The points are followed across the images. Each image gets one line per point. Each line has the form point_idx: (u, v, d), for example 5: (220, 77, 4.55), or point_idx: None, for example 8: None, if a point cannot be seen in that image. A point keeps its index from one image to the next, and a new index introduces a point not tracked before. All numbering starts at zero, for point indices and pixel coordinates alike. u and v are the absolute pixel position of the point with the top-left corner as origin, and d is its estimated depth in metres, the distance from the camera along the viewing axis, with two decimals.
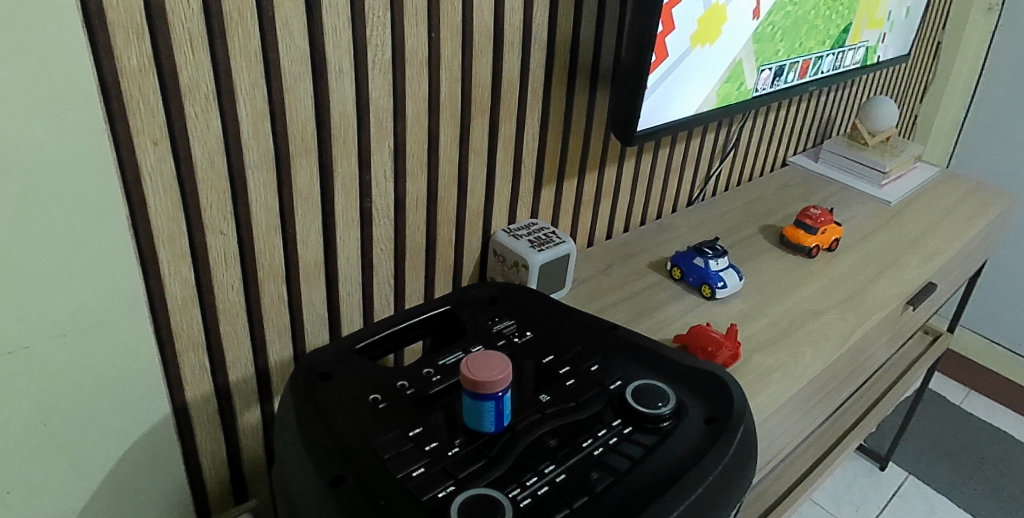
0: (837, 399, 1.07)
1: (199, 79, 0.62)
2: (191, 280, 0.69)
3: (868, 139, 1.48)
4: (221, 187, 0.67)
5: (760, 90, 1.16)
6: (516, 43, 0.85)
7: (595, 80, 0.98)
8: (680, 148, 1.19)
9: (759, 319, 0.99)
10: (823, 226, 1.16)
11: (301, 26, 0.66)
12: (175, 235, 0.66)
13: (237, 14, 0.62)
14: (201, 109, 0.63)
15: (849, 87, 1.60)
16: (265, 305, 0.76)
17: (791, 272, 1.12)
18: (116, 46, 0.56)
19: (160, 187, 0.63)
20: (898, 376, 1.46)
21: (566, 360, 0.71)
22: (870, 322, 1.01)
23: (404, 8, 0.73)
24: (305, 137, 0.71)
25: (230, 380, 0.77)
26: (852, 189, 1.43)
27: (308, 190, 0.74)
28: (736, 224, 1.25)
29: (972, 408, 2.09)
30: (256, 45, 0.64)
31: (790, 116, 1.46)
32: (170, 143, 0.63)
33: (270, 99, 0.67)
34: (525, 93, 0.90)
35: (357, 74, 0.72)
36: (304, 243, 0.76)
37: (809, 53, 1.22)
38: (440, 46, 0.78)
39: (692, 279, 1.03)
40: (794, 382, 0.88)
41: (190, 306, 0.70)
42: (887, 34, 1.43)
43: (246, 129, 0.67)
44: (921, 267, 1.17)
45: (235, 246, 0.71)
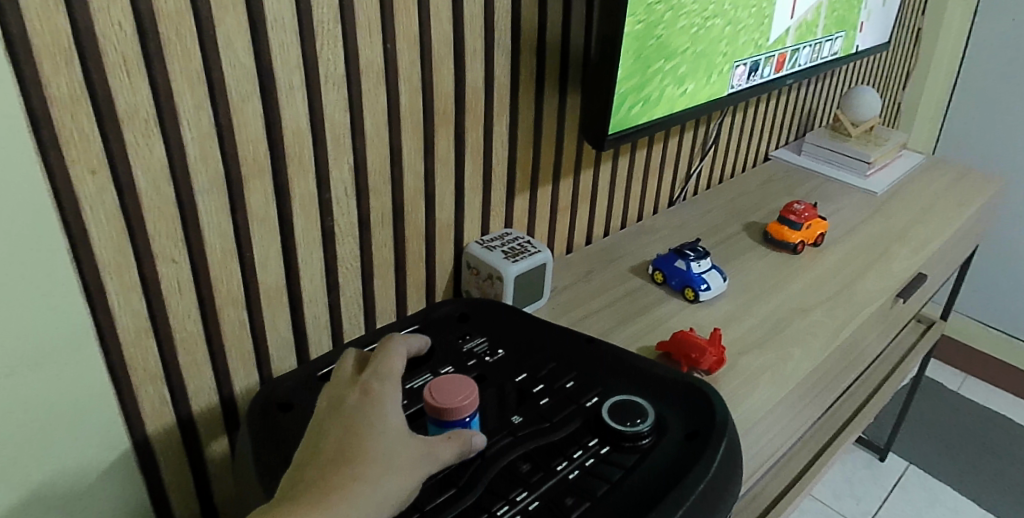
0: (828, 396, 1.04)
1: (138, 103, 0.59)
2: (144, 312, 0.66)
3: (851, 130, 1.44)
4: (170, 213, 0.64)
5: (736, 87, 1.13)
6: (478, 51, 0.83)
7: (565, 84, 0.95)
8: (658, 148, 1.16)
9: (745, 320, 0.96)
10: (807, 220, 1.12)
11: (245, 44, 0.64)
12: (124, 267, 0.63)
13: (175, 34, 0.60)
14: (142, 134, 0.60)
15: (830, 77, 1.57)
16: (226, 333, 0.73)
17: (777, 269, 1.08)
18: (43, 73, 0.53)
19: (103, 216, 0.60)
20: (891, 369, 1.43)
21: (541, 378, 0.68)
22: (858, 317, 0.99)
23: (356, 20, 0.70)
24: (256, 158, 0.69)
25: (193, 410, 0.74)
26: (837, 181, 1.40)
27: (264, 212, 0.71)
28: (719, 223, 1.21)
29: (970, 393, 2.06)
30: (198, 65, 0.62)
31: (772, 109, 1.43)
32: (111, 171, 0.60)
33: (217, 121, 0.65)
34: (492, 101, 0.87)
35: (310, 90, 0.70)
36: (263, 266, 0.73)
37: (785, 46, 1.19)
38: (397, 57, 0.75)
39: (675, 282, 0.99)
40: (782, 384, 0.85)
41: (145, 339, 0.66)
42: (864, 23, 1.40)
43: (192, 153, 0.64)
44: (913, 259, 1.15)
45: (189, 274, 0.68)
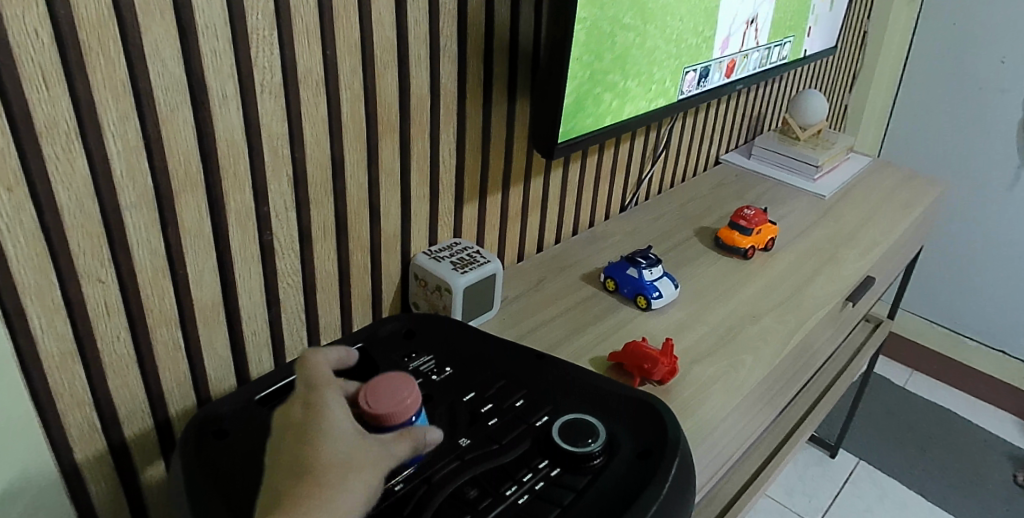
0: (780, 400, 1.05)
1: (57, 115, 0.56)
2: (69, 335, 0.62)
3: (800, 134, 1.47)
4: (95, 230, 0.61)
5: (686, 93, 1.14)
6: (424, 58, 0.81)
7: (513, 91, 0.94)
8: (609, 154, 1.16)
9: (696, 328, 0.96)
10: (757, 226, 1.14)
11: (174, 53, 0.61)
12: (44, 288, 0.59)
13: (97, 42, 0.56)
14: (62, 148, 0.57)
15: (778, 82, 1.59)
16: (159, 353, 0.70)
17: (728, 275, 1.09)
18: None
19: (21, 236, 0.57)
20: (842, 368, 1.46)
21: (490, 397, 0.67)
22: (807, 322, 1.00)
23: (294, 28, 0.68)
24: (189, 172, 0.66)
25: (126, 435, 0.70)
26: (787, 184, 1.42)
27: (198, 227, 0.68)
28: (671, 228, 1.22)
29: (916, 388, 2.14)
30: (123, 75, 0.59)
31: (722, 113, 1.44)
32: (28, 188, 0.56)
33: (146, 134, 0.62)
34: (438, 110, 0.86)
35: (245, 101, 0.67)
36: (199, 283, 0.71)
37: (735, 52, 1.20)
38: (338, 65, 0.73)
39: (627, 290, 0.99)
40: (733, 393, 0.86)
41: (70, 363, 0.63)
42: (812, 28, 1.43)
43: (118, 168, 0.61)
44: (861, 262, 1.17)
45: (117, 294, 0.65)
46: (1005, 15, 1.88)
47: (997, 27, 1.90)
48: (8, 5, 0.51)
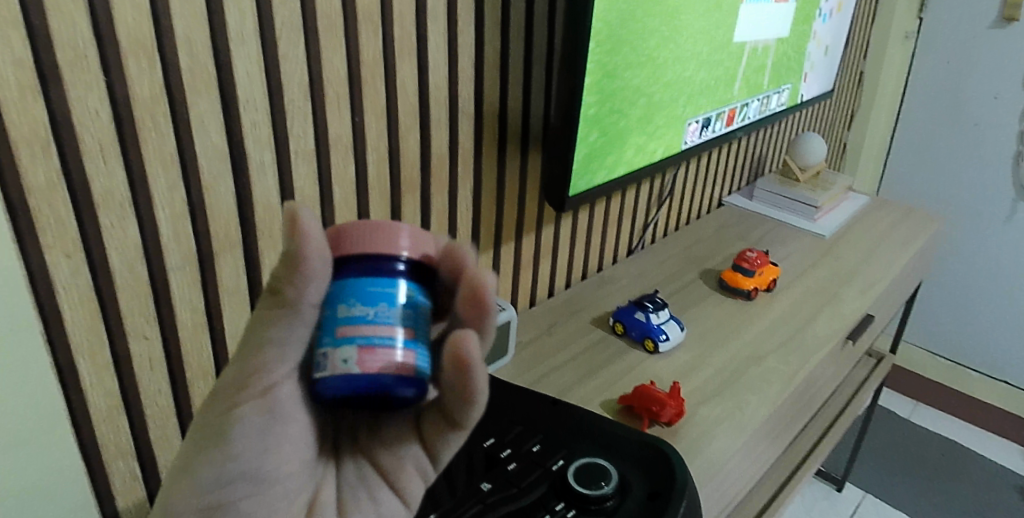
0: (786, 438, 1.08)
1: (113, 186, 0.61)
2: (116, 389, 0.66)
3: (800, 175, 1.53)
4: (142, 290, 0.66)
5: (690, 143, 1.23)
6: (443, 119, 0.88)
7: (527, 141, 0.99)
8: (616, 201, 1.21)
9: (703, 370, 1.00)
10: (759, 267, 1.18)
11: (218, 124, 0.66)
12: (96, 345, 0.64)
13: (150, 118, 0.61)
14: (116, 216, 0.62)
15: (777, 127, 1.66)
16: (195, 403, 0.74)
17: (732, 316, 1.13)
18: (22, 163, 0.55)
19: (77, 299, 0.61)
20: (846, 403, 1.48)
21: (508, 441, 0.71)
22: (810, 362, 1.04)
23: (325, 98, 0.74)
24: (227, 233, 0.71)
25: (163, 482, 0.74)
26: (788, 224, 1.47)
27: (235, 284, 0.73)
28: (676, 271, 1.26)
29: (921, 420, 2.16)
30: (172, 147, 0.63)
31: (723, 157, 1.50)
32: (85, 254, 0.61)
33: (190, 201, 0.67)
34: (456, 166, 0.91)
35: (280, 166, 0.72)
36: (234, 336, 0.75)
37: (735, 103, 1.30)
38: (365, 129, 0.79)
39: (635, 334, 1.04)
40: (739, 432, 0.89)
41: (116, 415, 0.67)
42: (808, 73, 1.56)
43: (165, 232, 0.66)
44: (861, 301, 1.21)
45: (160, 349, 0.69)
46: (994, 54, 1.94)
47: (988, 65, 1.96)
48: (74, 88, 0.56)
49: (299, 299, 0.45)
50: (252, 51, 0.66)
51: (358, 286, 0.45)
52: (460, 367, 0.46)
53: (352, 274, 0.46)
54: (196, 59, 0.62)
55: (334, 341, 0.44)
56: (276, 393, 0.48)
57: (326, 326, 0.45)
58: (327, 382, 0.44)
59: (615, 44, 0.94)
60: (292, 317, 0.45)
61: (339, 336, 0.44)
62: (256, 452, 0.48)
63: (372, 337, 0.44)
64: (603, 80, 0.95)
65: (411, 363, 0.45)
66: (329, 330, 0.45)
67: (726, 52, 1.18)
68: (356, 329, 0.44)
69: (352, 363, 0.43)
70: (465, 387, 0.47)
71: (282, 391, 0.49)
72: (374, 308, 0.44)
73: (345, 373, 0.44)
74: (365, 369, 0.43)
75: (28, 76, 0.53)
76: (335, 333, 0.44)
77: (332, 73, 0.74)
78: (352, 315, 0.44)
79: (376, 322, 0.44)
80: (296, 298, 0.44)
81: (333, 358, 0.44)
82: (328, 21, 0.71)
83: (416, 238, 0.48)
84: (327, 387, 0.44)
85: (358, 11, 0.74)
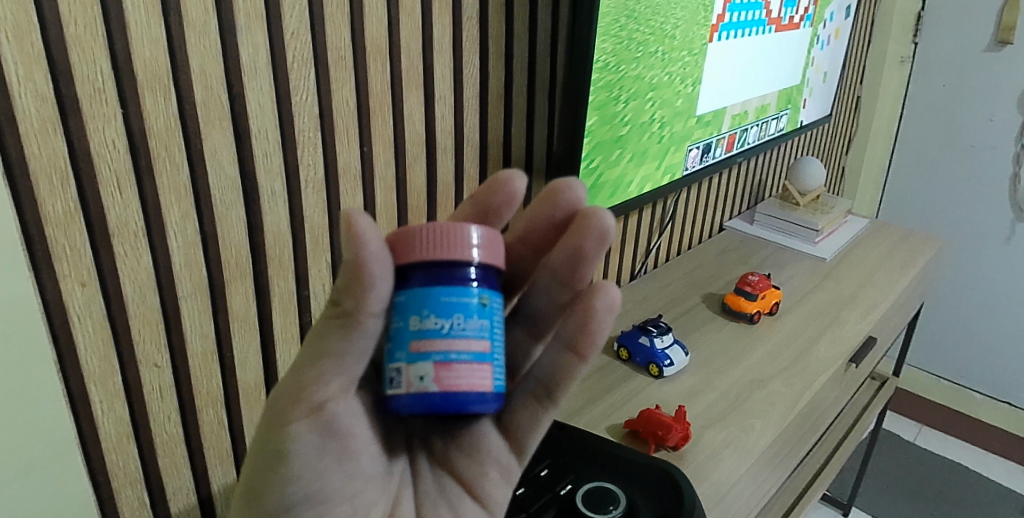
0: (792, 462, 1.08)
1: (128, 217, 0.61)
2: (126, 417, 0.67)
3: (799, 200, 1.54)
4: (154, 319, 0.66)
5: (690, 168, 1.28)
6: (449, 148, 0.90)
7: (530, 171, 1.04)
8: (619, 227, 1.23)
9: (707, 394, 1.01)
10: (762, 291, 1.19)
11: (230, 155, 0.67)
12: (108, 374, 0.64)
13: (164, 150, 0.62)
14: (130, 247, 0.62)
15: (775, 153, 1.69)
16: (204, 431, 0.75)
17: (735, 340, 1.14)
18: (40, 196, 0.55)
19: (90, 328, 0.62)
20: (851, 426, 1.48)
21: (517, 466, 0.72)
22: (814, 386, 1.04)
23: (334, 128, 0.76)
24: (238, 262, 0.72)
25: (171, 511, 0.74)
26: (789, 248, 1.48)
27: (245, 312, 0.74)
28: (679, 295, 1.27)
29: (926, 443, 2.15)
30: (185, 178, 0.64)
31: (723, 183, 1.52)
32: (99, 284, 0.61)
33: (202, 230, 0.68)
34: (460, 194, 0.95)
35: (290, 196, 0.74)
36: (243, 365, 0.76)
37: (734, 129, 1.36)
38: (372, 159, 0.81)
39: (639, 359, 1.04)
40: (745, 457, 0.89)
41: (126, 444, 0.68)
42: (807, 99, 1.59)
43: (177, 261, 0.66)
44: (863, 323, 1.22)
45: (171, 378, 0.70)
46: (988, 78, 1.98)
47: (981, 89, 1.99)
48: (92, 121, 0.57)
49: (363, 313, 0.40)
50: (264, 84, 0.68)
51: (428, 297, 0.42)
52: (584, 314, 0.50)
53: (420, 285, 0.42)
54: (210, 91, 0.64)
55: (407, 357, 0.42)
56: (331, 408, 0.45)
57: (397, 342, 0.42)
58: (402, 401, 0.41)
59: (613, 78, 1.01)
60: (353, 336, 0.41)
61: (413, 352, 0.41)
62: (316, 469, 0.45)
63: (449, 354, 0.41)
64: (601, 110, 1.02)
65: (490, 377, 0.42)
66: (401, 347, 0.42)
67: (720, 82, 1.25)
68: (431, 344, 0.41)
69: (430, 380, 0.41)
70: (583, 337, 0.50)
71: (336, 407, 0.45)
72: (449, 320, 0.42)
73: (420, 392, 0.41)
74: (443, 388, 0.41)
75: (48, 109, 0.54)
76: (408, 348, 0.42)
77: (341, 104, 0.75)
78: (425, 328, 0.42)
79: (452, 335, 0.41)
80: (359, 311, 0.40)
81: (408, 375, 0.41)
82: (338, 54, 0.73)
83: (487, 237, 0.45)
84: (403, 408, 0.41)
85: (367, 44, 0.76)
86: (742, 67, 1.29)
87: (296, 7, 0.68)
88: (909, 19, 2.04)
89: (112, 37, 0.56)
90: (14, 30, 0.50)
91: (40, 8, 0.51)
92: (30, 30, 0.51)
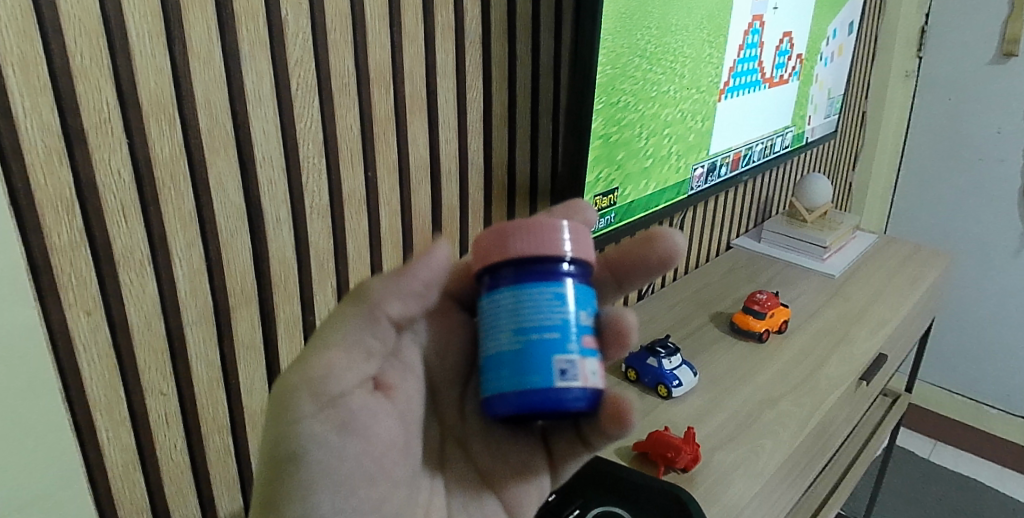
0: (804, 483, 1.06)
1: (134, 245, 0.62)
2: (132, 445, 0.67)
3: (806, 216, 1.54)
4: (160, 347, 0.66)
5: (695, 187, 1.28)
6: (453, 172, 0.91)
7: (535, 194, 1.04)
8: None
9: (716, 415, 0.99)
10: (770, 309, 1.18)
11: (235, 183, 0.67)
12: (113, 401, 0.64)
13: (170, 178, 0.62)
14: (136, 274, 0.62)
15: (782, 169, 1.69)
16: (210, 458, 0.74)
17: (745, 360, 1.13)
18: (46, 225, 0.55)
19: (96, 355, 0.62)
20: (864, 443, 1.46)
21: None
22: (824, 405, 1.03)
23: (339, 154, 0.76)
24: (243, 288, 0.72)
25: None
26: (797, 265, 1.47)
27: (250, 339, 0.74)
28: (686, 315, 1.27)
29: (941, 459, 2.11)
30: (190, 206, 0.65)
31: (730, 201, 1.52)
32: (105, 311, 0.61)
33: (207, 257, 0.68)
34: (465, 218, 0.95)
35: (295, 221, 0.74)
36: (249, 391, 0.76)
37: (738, 147, 1.36)
38: (377, 184, 0.81)
39: (648, 380, 1.04)
40: (756, 478, 0.88)
41: (132, 471, 0.67)
42: (812, 115, 1.59)
43: (182, 288, 0.66)
44: (873, 340, 1.20)
45: (176, 405, 0.69)
46: (993, 91, 1.97)
47: (987, 103, 1.99)
48: (97, 150, 0.57)
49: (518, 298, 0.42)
50: (268, 111, 0.68)
51: (516, 290, 0.46)
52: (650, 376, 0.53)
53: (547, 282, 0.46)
54: (214, 119, 0.64)
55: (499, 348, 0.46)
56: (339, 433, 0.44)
57: (491, 335, 0.47)
58: (580, 392, 0.45)
59: (616, 97, 1.01)
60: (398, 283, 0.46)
61: (586, 346, 0.46)
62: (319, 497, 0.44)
63: (531, 344, 0.45)
64: (604, 134, 1.02)
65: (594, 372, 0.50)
66: (495, 339, 0.46)
67: (722, 99, 1.25)
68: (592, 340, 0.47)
69: (597, 373, 0.46)
70: None
71: (317, 426, 0.43)
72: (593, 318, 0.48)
73: (593, 383, 0.46)
74: (526, 382, 0.44)
75: (54, 140, 0.54)
76: (581, 341, 0.46)
77: (346, 130, 0.76)
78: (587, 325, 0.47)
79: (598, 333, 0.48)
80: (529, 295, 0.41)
81: (499, 365, 0.46)
82: (341, 81, 0.74)
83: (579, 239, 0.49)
84: (558, 399, 0.44)
85: (370, 71, 0.76)
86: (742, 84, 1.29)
87: (299, 35, 0.68)
88: (912, 34, 2.04)
89: (118, 68, 0.56)
90: (20, 64, 0.51)
91: (46, 41, 0.52)
92: (36, 62, 0.52)
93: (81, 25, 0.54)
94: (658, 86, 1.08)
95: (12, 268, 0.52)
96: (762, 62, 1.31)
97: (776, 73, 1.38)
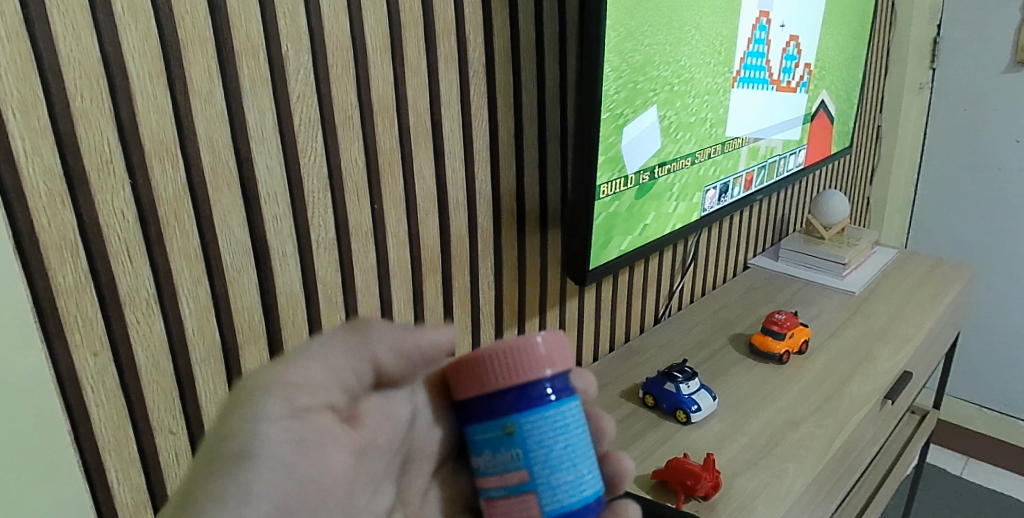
0: (831, 508, 1.03)
1: (140, 284, 0.61)
2: (142, 485, 0.66)
3: (824, 233, 1.52)
4: (168, 385, 0.66)
5: (708, 209, 1.27)
6: (461, 201, 0.90)
7: (545, 221, 1.03)
8: (638, 270, 1.22)
9: (737, 439, 0.97)
10: (790, 330, 1.15)
11: (240, 220, 0.68)
12: (122, 442, 0.63)
13: (174, 217, 0.63)
14: (143, 314, 0.62)
15: (797, 187, 1.68)
16: None
17: (765, 382, 1.10)
18: (51, 267, 0.55)
19: (105, 397, 0.61)
20: (893, 463, 1.41)
21: None
22: (848, 427, 0.99)
23: (344, 190, 0.76)
24: (251, 325, 0.71)
25: None
26: (816, 283, 1.44)
27: None
28: (703, 338, 1.24)
29: (974, 476, 2.04)
30: (196, 243, 0.65)
31: (744, 221, 1.51)
32: (112, 352, 0.61)
33: (214, 294, 0.67)
34: (476, 247, 0.94)
35: (302, 257, 0.74)
36: None
37: (751, 167, 1.35)
38: (384, 216, 0.81)
39: (666, 406, 1.01)
40: (780, 504, 0.85)
41: (143, 511, 0.66)
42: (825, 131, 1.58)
43: (190, 327, 0.66)
44: (897, 358, 1.17)
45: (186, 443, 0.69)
46: (1010, 99, 1.94)
47: (1006, 112, 1.95)
48: (100, 191, 0.57)
49: None
50: (272, 147, 0.68)
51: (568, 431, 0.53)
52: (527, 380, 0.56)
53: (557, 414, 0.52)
54: (218, 156, 0.64)
55: (543, 472, 0.51)
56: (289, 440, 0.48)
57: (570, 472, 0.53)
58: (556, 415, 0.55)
59: (639, 106, 1.01)
60: None
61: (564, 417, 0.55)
62: None
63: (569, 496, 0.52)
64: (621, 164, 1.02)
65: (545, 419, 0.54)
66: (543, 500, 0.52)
67: (734, 91, 1.21)
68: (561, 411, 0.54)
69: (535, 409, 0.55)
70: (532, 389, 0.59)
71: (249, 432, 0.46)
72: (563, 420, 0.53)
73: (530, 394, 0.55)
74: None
75: (56, 183, 0.54)
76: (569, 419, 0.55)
77: (350, 162, 0.76)
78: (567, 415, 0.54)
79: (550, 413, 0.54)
80: None
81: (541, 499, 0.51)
82: (344, 114, 0.74)
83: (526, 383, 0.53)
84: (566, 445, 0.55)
85: (372, 103, 0.77)
86: (751, 79, 1.24)
87: (300, 71, 0.69)
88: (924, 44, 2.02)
89: (119, 108, 0.57)
90: (20, 107, 0.51)
91: (46, 84, 0.52)
92: (36, 105, 0.52)
93: (82, 69, 0.54)
94: (691, 87, 1.10)
95: (17, 311, 0.51)
96: (768, 59, 1.27)
97: (783, 77, 1.34)
